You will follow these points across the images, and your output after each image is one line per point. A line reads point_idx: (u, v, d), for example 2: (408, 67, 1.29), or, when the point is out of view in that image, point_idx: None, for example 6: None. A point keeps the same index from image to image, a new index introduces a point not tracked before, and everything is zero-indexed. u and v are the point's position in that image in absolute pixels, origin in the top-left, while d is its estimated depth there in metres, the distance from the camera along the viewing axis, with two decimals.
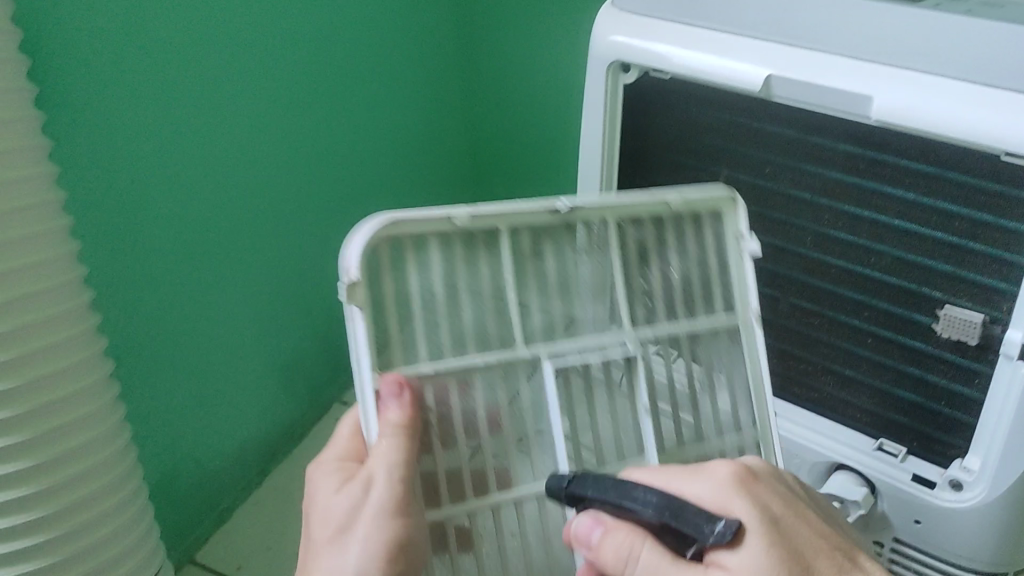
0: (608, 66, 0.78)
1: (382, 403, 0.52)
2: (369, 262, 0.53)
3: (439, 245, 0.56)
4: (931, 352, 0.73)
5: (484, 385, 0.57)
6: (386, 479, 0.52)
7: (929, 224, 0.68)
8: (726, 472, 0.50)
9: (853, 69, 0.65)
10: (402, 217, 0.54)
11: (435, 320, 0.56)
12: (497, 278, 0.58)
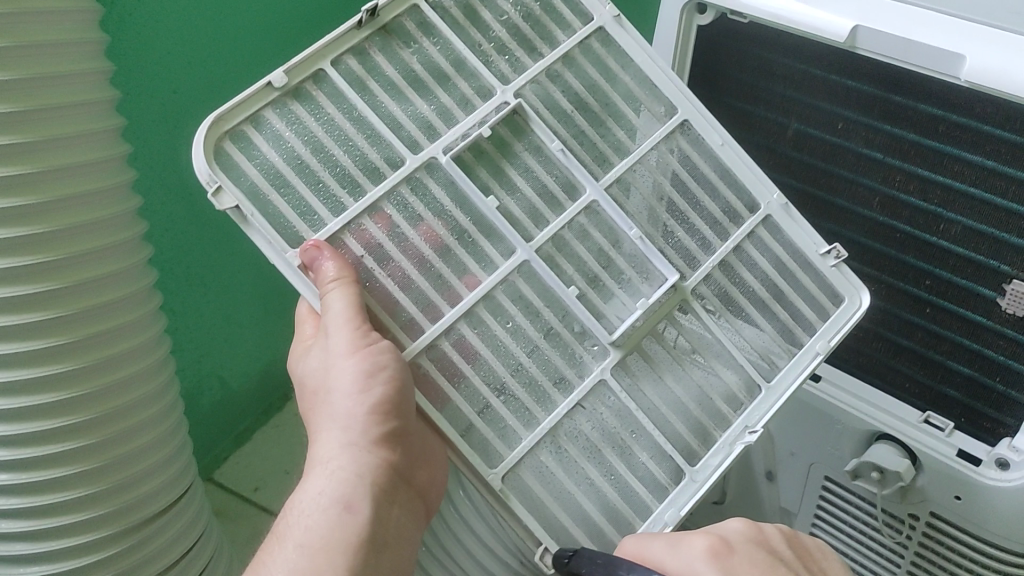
0: (683, 7, 0.75)
1: (310, 270, 0.55)
2: (212, 155, 0.55)
3: (277, 111, 0.58)
4: (992, 328, 0.71)
5: (398, 208, 0.59)
6: (345, 340, 0.55)
7: (1007, 195, 0.66)
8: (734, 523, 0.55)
9: (941, 27, 0.62)
10: (223, 114, 0.56)
11: (320, 182, 0.58)
12: (331, 126, 0.59)
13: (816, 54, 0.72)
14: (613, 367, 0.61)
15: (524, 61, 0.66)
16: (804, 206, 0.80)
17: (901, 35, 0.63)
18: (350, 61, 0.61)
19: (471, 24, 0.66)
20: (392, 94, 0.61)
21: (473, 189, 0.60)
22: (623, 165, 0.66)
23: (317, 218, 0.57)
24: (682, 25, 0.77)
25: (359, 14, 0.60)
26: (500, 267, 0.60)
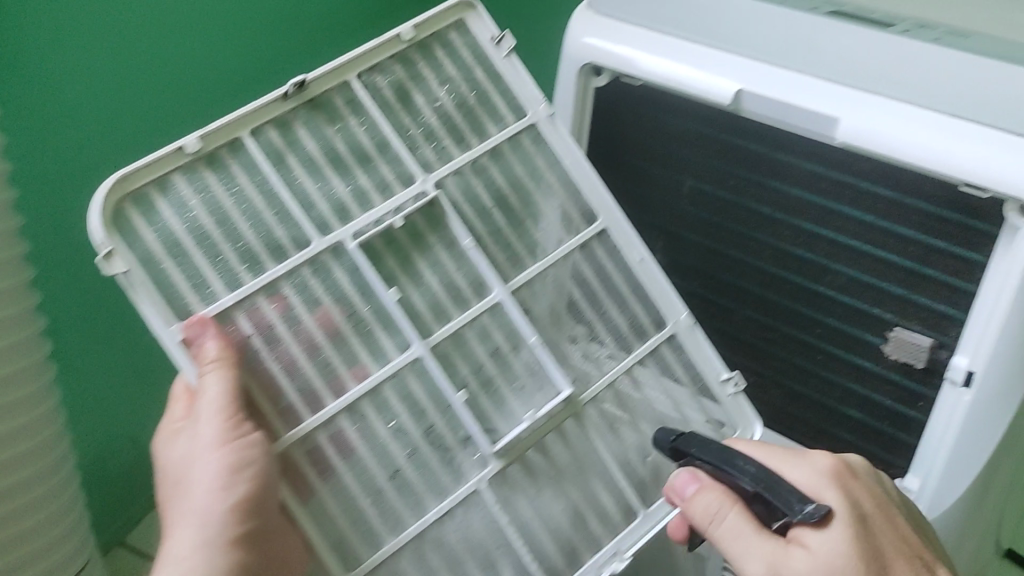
0: (580, 70, 0.78)
1: (190, 346, 0.54)
2: (111, 220, 0.54)
3: (186, 175, 0.57)
4: (880, 373, 0.74)
5: (297, 291, 0.58)
6: (218, 423, 0.54)
7: (886, 247, 0.70)
8: (826, 463, 0.59)
9: (819, 89, 0.65)
10: (129, 174, 0.55)
11: (219, 255, 0.57)
12: (239, 198, 0.58)
13: (706, 117, 0.75)
14: (490, 479, 0.62)
15: (449, 149, 0.66)
16: (702, 260, 0.83)
17: (782, 98, 0.66)
18: (270, 131, 0.60)
19: (403, 108, 0.65)
20: (309, 170, 0.61)
21: (376, 281, 0.60)
22: (536, 268, 0.66)
23: (210, 292, 0.56)
24: (579, 91, 0.79)
25: (286, 86, 0.60)
26: (392, 361, 0.60)
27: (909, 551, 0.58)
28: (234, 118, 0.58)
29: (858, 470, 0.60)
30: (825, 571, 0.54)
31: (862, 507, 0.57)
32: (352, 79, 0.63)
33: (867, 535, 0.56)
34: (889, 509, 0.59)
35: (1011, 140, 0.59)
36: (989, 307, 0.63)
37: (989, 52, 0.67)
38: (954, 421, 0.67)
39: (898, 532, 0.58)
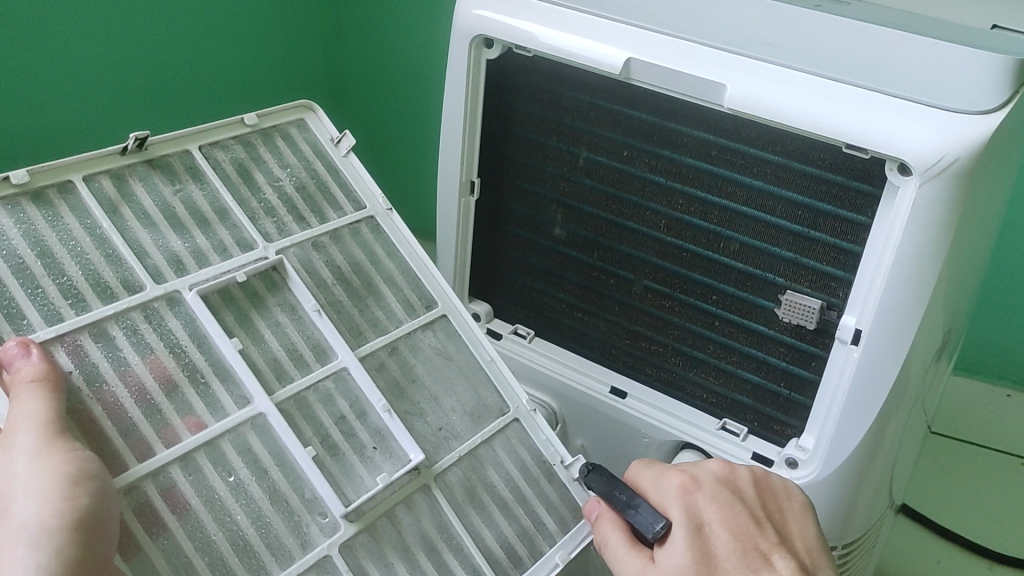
0: (471, 41, 0.77)
1: (10, 364, 0.54)
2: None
3: (7, 207, 0.59)
4: (774, 336, 0.75)
5: (125, 333, 0.60)
6: (36, 445, 0.52)
7: (776, 213, 0.71)
8: (677, 481, 0.63)
9: (699, 55, 0.67)
10: None
11: (38, 287, 0.58)
12: (63, 236, 0.60)
13: (601, 88, 0.76)
14: (342, 543, 0.60)
15: (289, 226, 0.71)
16: (601, 231, 0.83)
17: (669, 67, 0.67)
18: (104, 182, 0.64)
19: (244, 183, 0.71)
20: (144, 224, 0.64)
21: (216, 331, 0.62)
22: (378, 340, 0.71)
23: (19, 317, 0.57)
24: (471, 61, 0.79)
25: (126, 141, 0.65)
26: (232, 416, 0.60)
27: (746, 545, 0.60)
28: (70, 163, 0.62)
29: (708, 477, 0.64)
30: None
31: (707, 517, 0.61)
32: (193, 149, 0.69)
33: (702, 540, 0.60)
34: (735, 509, 0.62)
35: (890, 102, 0.60)
36: (877, 261, 0.65)
37: (868, 16, 0.68)
38: (846, 378, 0.69)
39: (740, 528, 0.60)
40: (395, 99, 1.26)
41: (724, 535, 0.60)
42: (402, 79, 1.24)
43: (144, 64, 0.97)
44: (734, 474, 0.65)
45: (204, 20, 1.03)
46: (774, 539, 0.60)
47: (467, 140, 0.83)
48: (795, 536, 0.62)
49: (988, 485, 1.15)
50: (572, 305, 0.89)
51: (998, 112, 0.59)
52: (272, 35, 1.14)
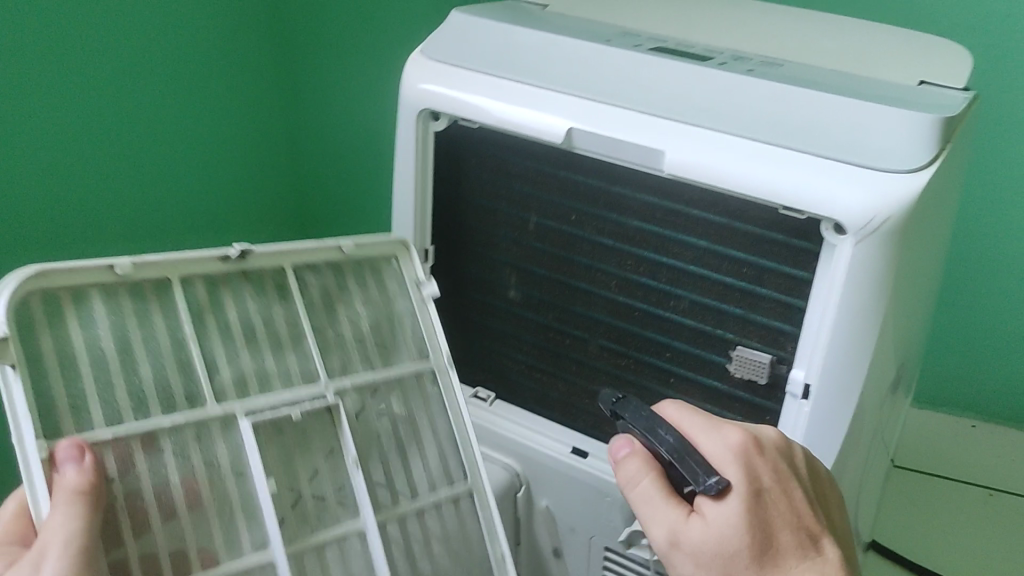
0: (418, 114, 0.79)
1: (59, 466, 0.53)
2: (15, 322, 0.55)
3: (108, 300, 0.60)
4: (727, 391, 0.76)
5: (173, 446, 0.60)
6: (61, 567, 0.51)
7: (721, 271, 0.72)
8: (737, 439, 0.59)
9: (639, 123, 0.69)
10: (49, 269, 0.57)
11: (110, 381, 0.58)
12: (149, 338, 0.61)
13: (545, 156, 0.77)
14: None
15: (354, 363, 0.71)
16: (554, 293, 0.84)
17: (610, 135, 0.69)
18: (198, 287, 0.64)
19: (325, 307, 0.71)
20: (223, 339, 0.65)
21: (257, 470, 0.61)
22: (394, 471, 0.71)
23: (82, 416, 0.57)
24: (419, 134, 0.80)
25: (229, 250, 0.65)
26: (245, 560, 0.61)
27: (799, 525, 0.58)
28: (173, 262, 0.62)
29: (769, 442, 0.60)
30: (716, 545, 0.56)
31: (766, 480, 0.58)
32: (287, 268, 0.69)
33: (762, 506, 0.57)
34: (791, 481, 0.59)
35: (823, 164, 0.62)
36: (821, 316, 0.66)
37: (799, 77, 0.71)
38: (798, 432, 0.70)
39: (794, 503, 0.58)
40: (346, 145, 1.31)
41: (781, 507, 0.58)
42: (360, 131, 1.28)
43: (103, 126, 1.01)
44: (790, 444, 0.62)
45: (157, 82, 1.06)
46: (820, 522, 0.59)
47: (419, 209, 0.85)
48: (832, 522, 0.62)
49: (957, 518, 1.16)
50: (531, 366, 0.90)
51: (925, 168, 0.61)
52: (228, 94, 1.17)
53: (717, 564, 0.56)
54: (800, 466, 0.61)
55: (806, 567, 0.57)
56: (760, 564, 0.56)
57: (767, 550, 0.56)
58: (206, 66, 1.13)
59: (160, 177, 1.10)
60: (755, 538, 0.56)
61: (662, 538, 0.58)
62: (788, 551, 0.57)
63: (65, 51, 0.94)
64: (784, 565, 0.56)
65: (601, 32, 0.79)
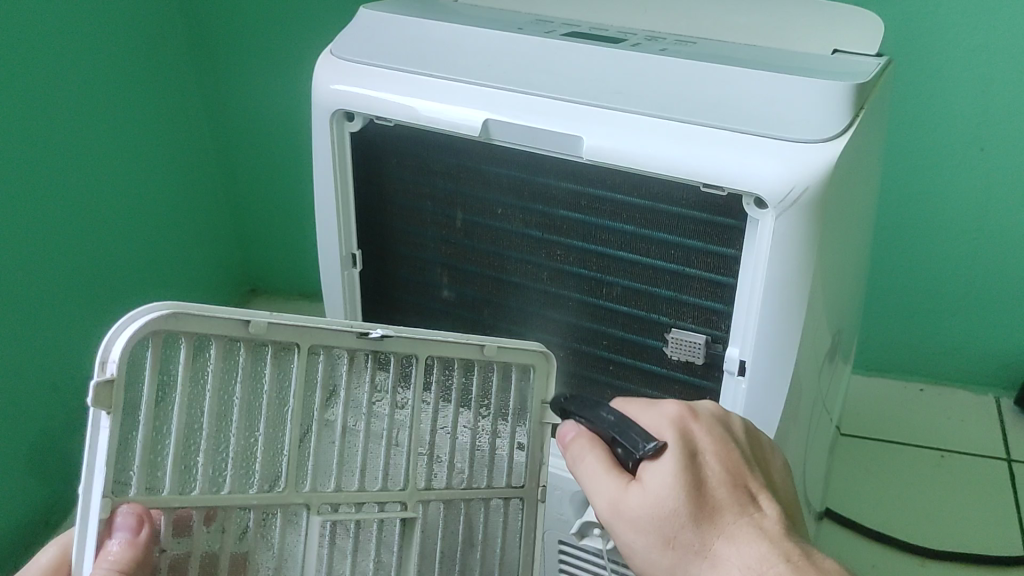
0: (331, 116, 0.77)
1: (112, 533, 0.48)
2: (125, 369, 0.48)
3: (225, 350, 0.53)
4: (666, 373, 0.76)
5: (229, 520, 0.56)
6: None
7: (650, 254, 0.71)
8: (675, 408, 0.59)
9: (554, 110, 0.67)
10: (186, 314, 0.50)
11: (193, 445, 0.53)
12: (252, 398, 0.55)
13: (464, 150, 0.76)
14: None
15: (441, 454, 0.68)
16: (488, 290, 0.83)
17: (525, 124, 0.68)
18: (319, 360, 0.58)
19: (433, 393, 0.66)
20: (322, 433, 0.60)
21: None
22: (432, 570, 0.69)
23: (157, 470, 0.52)
24: (334, 136, 0.78)
25: (371, 330, 0.59)
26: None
27: (738, 481, 0.57)
28: (310, 328, 0.56)
29: (705, 410, 0.60)
30: (653, 506, 0.55)
31: (702, 444, 0.57)
32: (423, 356, 0.63)
33: (698, 466, 0.56)
34: (729, 442, 0.58)
35: (741, 139, 0.62)
36: (750, 292, 0.66)
37: (711, 53, 0.70)
38: (738, 407, 0.70)
39: (733, 462, 0.58)
40: (279, 154, 1.39)
41: (718, 467, 0.57)
42: (295, 144, 1.37)
43: (15, 140, 0.99)
44: (730, 415, 0.62)
45: (65, 90, 1.05)
46: (762, 481, 0.58)
47: (342, 217, 0.83)
48: (779, 486, 0.61)
49: (911, 481, 1.17)
50: None
51: (841, 136, 0.61)
52: (129, 88, 1.17)
53: (654, 526, 0.55)
54: (741, 434, 0.60)
55: (743, 522, 0.55)
56: (697, 522, 0.54)
57: (704, 507, 0.55)
58: (98, 100, 1.11)
59: (72, 183, 1.09)
60: (691, 496, 0.55)
61: (605, 509, 0.57)
62: (726, 507, 0.55)
63: None
64: (723, 521, 0.55)
65: (512, 21, 0.78)
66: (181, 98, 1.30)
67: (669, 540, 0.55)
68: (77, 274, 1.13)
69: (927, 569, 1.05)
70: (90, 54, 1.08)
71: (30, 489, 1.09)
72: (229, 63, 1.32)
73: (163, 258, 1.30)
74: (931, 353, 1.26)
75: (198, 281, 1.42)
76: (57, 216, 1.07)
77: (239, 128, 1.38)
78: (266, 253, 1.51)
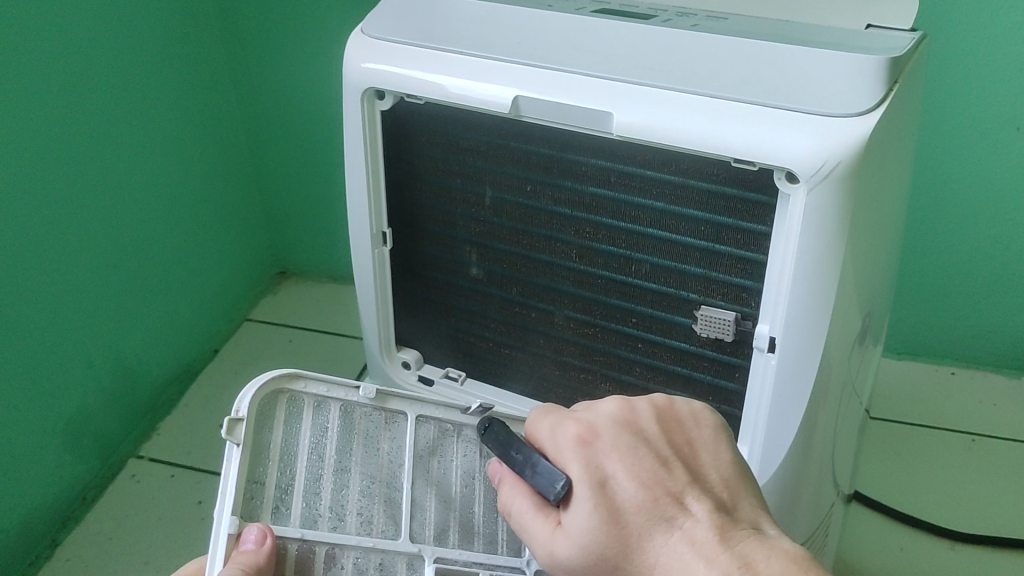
0: (363, 94, 0.77)
1: (244, 543, 0.58)
2: (258, 411, 0.63)
3: (348, 416, 0.69)
4: (695, 351, 0.76)
5: (348, 562, 0.65)
6: None
7: (679, 231, 0.71)
8: (573, 432, 0.59)
9: (585, 86, 0.67)
10: (309, 378, 0.66)
11: (314, 500, 0.65)
12: (373, 460, 0.69)
13: (494, 126, 0.76)
14: None
15: None
16: (516, 268, 0.83)
17: (556, 100, 0.68)
18: (427, 427, 0.72)
19: None
20: (436, 489, 0.71)
21: None
22: None
23: (283, 509, 0.63)
24: (365, 113, 0.79)
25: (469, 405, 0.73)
26: None
27: (656, 492, 0.55)
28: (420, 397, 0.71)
29: (607, 425, 0.59)
30: (579, 550, 0.55)
31: (610, 468, 0.56)
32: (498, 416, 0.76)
33: (609, 496, 0.55)
34: (636, 454, 0.57)
35: (774, 114, 0.61)
36: (780, 270, 0.66)
37: (744, 29, 0.70)
38: (767, 385, 0.70)
39: (646, 473, 0.56)
40: (310, 136, 1.40)
41: (631, 485, 0.55)
42: (326, 126, 1.38)
43: (53, 120, 1.00)
44: (634, 414, 0.60)
45: (102, 68, 1.07)
46: (680, 479, 0.56)
47: (372, 194, 0.83)
48: (707, 469, 0.58)
49: (940, 463, 1.16)
50: (499, 343, 0.90)
51: (876, 111, 0.60)
52: (162, 68, 1.18)
53: (593, 568, 0.55)
54: (651, 434, 0.59)
55: (672, 538, 0.53)
56: (624, 554, 0.54)
57: (625, 538, 0.54)
58: (132, 80, 1.13)
59: (107, 162, 1.11)
60: (608, 530, 0.54)
61: (543, 560, 0.58)
62: (648, 529, 0.54)
63: (19, 52, 0.94)
64: (651, 547, 0.53)
65: None
66: (214, 77, 1.31)
67: None
68: (112, 251, 1.14)
69: (957, 552, 1.04)
70: (125, 33, 1.10)
71: (64, 463, 1.11)
72: (262, 44, 1.33)
73: (194, 237, 1.32)
74: (964, 335, 1.25)
75: (230, 261, 1.43)
76: (93, 194, 1.09)
77: (270, 111, 1.39)
78: (296, 235, 1.53)
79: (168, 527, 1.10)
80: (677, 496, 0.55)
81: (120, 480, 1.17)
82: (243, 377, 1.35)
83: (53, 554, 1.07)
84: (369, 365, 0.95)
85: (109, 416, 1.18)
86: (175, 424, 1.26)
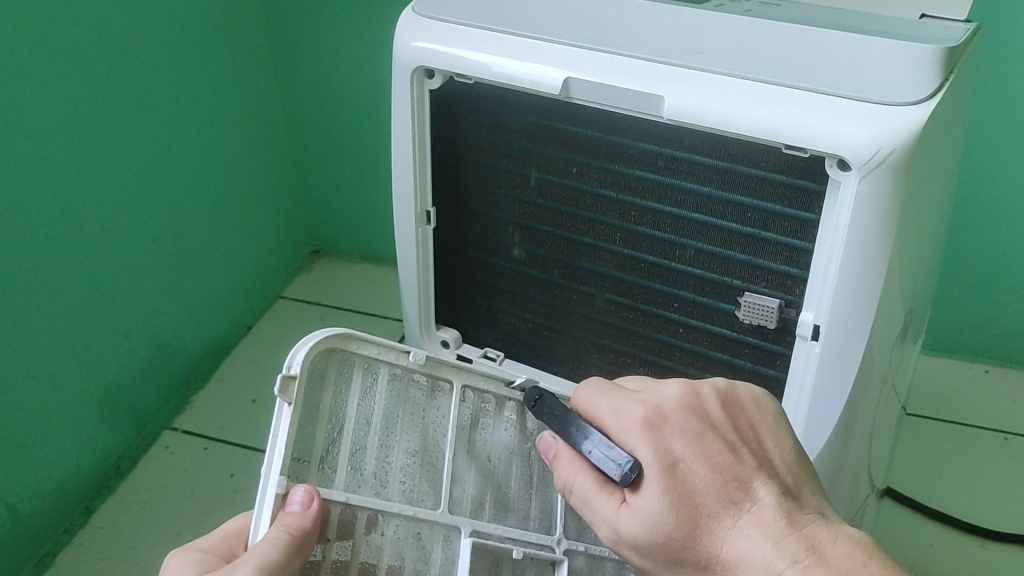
0: (413, 71, 0.78)
1: (289, 506, 0.58)
2: (312, 368, 0.62)
3: (395, 382, 0.68)
4: (736, 337, 0.76)
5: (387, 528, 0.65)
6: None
7: (725, 217, 0.71)
8: (639, 414, 0.58)
9: (637, 69, 0.68)
10: (361, 340, 0.65)
11: (359, 467, 0.65)
12: (416, 430, 0.70)
13: (543, 108, 0.76)
14: None
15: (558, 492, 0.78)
16: (559, 250, 0.83)
17: (608, 83, 0.68)
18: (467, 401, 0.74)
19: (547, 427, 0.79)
20: (474, 463, 0.73)
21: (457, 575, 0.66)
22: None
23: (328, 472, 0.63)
24: (414, 91, 0.79)
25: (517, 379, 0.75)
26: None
27: (726, 476, 0.56)
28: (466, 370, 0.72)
29: (672, 407, 0.59)
30: (648, 531, 0.55)
31: (680, 451, 0.56)
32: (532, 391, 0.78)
33: (681, 479, 0.55)
34: (707, 438, 0.57)
35: (830, 101, 0.61)
36: (826, 260, 0.66)
37: (796, 16, 0.70)
38: (808, 375, 0.70)
39: (716, 458, 0.56)
40: (347, 116, 1.41)
41: (703, 470, 0.56)
42: (362, 106, 1.39)
43: (97, 92, 1.02)
44: (698, 398, 0.60)
45: (145, 45, 1.08)
46: (747, 464, 0.57)
47: (417, 172, 0.84)
48: (769, 454, 0.59)
49: (972, 461, 1.15)
50: (539, 325, 0.90)
51: (932, 101, 0.60)
52: (203, 45, 1.20)
53: (658, 546, 0.56)
54: (714, 418, 0.59)
55: (740, 523, 0.55)
56: (693, 536, 0.55)
57: (698, 521, 0.55)
58: (173, 56, 1.14)
59: (148, 135, 1.12)
60: (681, 511, 0.55)
61: (604, 536, 0.58)
62: (720, 514, 0.55)
63: (66, 24, 0.96)
64: (721, 530, 0.54)
65: None
66: (253, 55, 1.32)
67: (677, 559, 0.56)
68: (150, 225, 1.16)
69: (987, 550, 1.04)
70: (167, 10, 1.11)
71: (101, 431, 1.13)
72: (301, 24, 1.34)
73: (231, 214, 1.33)
74: (998, 332, 1.24)
75: (265, 238, 1.44)
76: (133, 168, 1.11)
77: (308, 90, 1.40)
78: (331, 215, 1.54)
79: (202, 498, 1.12)
80: (745, 480, 0.56)
81: (153, 451, 1.19)
82: (275, 353, 1.36)
83: (88, 521, 1.09)
84: (408, 340, 0.96)
85: (144, 388, 1.20)
86: (209, 399, 1.28)
